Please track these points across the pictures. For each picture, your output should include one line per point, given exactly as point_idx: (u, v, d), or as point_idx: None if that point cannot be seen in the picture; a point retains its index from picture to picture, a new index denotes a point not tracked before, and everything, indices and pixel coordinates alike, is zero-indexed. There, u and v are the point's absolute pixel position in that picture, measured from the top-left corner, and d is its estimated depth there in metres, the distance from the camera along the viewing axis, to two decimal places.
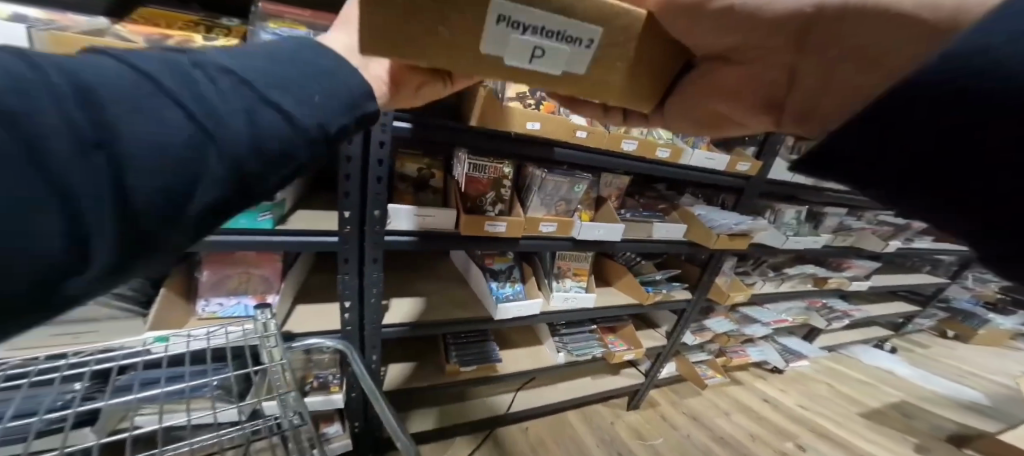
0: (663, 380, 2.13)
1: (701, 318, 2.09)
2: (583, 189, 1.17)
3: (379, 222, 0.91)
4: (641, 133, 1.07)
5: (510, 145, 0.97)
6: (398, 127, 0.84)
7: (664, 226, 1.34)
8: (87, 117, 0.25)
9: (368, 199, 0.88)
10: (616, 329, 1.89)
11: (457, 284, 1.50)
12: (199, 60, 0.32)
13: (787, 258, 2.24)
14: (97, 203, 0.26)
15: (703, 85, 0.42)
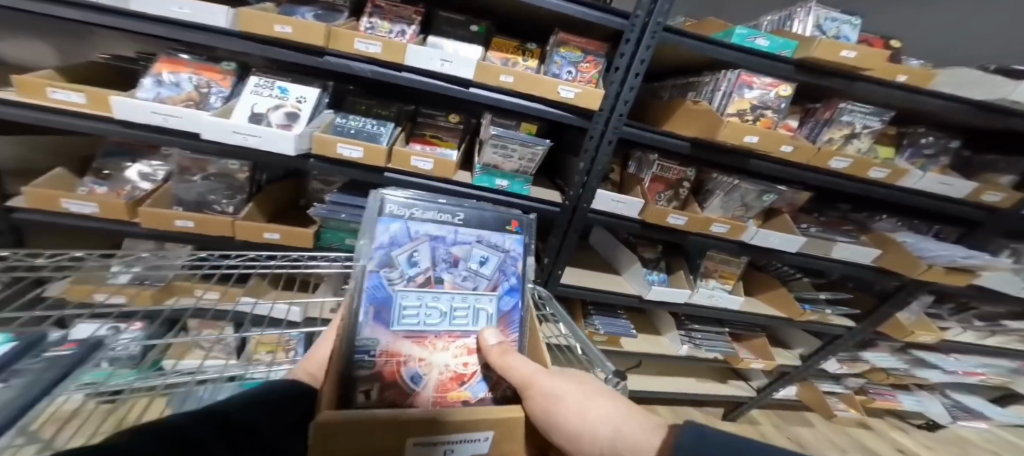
0: (775, 400, 1.95)
1: (856, 350, 1.84)
2: (773, 198, 1.08)
3: (590, 199, 1.03)
4: (859, 151, 0.93)
5: (712, 153, 0.95)
6: (633, 131, 0.95)
7: (849, 248, 1.14)
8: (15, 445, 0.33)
9: (590, 183, 1.01)
10: (743, 338, 1.73)
11: (598, 262, 1.51)
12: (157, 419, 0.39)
13: (1010, 311, 1.80)
14: None
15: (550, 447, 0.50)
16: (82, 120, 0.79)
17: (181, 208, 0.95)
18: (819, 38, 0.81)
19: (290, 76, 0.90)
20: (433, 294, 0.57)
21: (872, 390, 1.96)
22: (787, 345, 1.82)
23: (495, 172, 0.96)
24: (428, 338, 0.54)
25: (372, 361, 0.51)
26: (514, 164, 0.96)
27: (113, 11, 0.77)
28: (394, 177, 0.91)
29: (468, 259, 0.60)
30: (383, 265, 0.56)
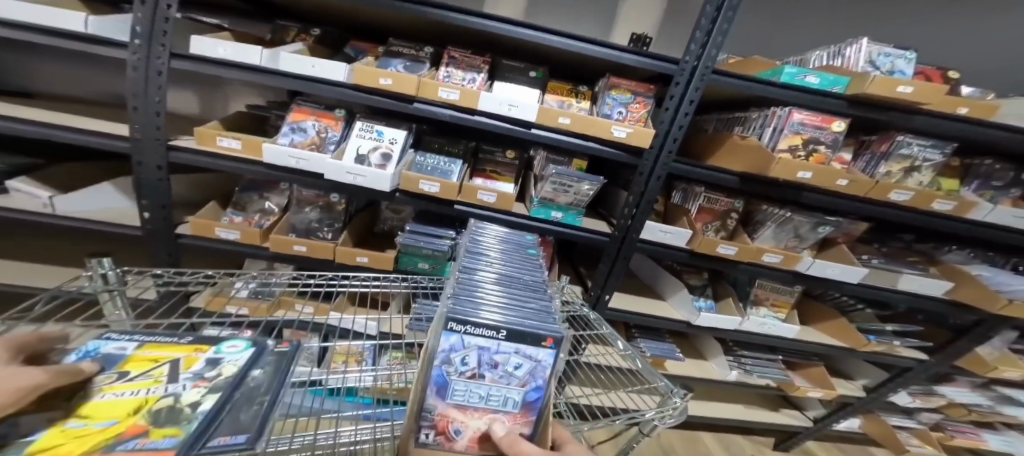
0: (840, 430, 1.80)
1: (929, 383, 1.72)
2: (828, 230, 1.07)
3: (638, 229, 1.09)
4: (920, 183, 0.94)
5: (761, 186, 0.99)
6: (681, 167, 1.04)
7: (917, 279, 1.11)
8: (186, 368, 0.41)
9: (639, 214, 1.08)
10: (798, 367, 1.67)
11: (642, 287, 1.53)
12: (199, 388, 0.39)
13: None
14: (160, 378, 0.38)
15: None
16: (235, 162, 1.09)
17: (295, 234, 1.18)
18: (873, 76, 0.85)
19: (386, 121, 1.11)
20: (473, 386, 0.52)
21: (950, 427, 1.81)
22: (848, 376, 1.74)
23: (550, 206, 1.08)
24: (473, 410, 0.53)
25: (428, 432, 0.53)
26: (568, 197, 1.07)
27: (262, 71, 1.06)
28: (462, 208, 1.09)
29: (513, 365, 0.52)
30: (443, 360, 0.51)
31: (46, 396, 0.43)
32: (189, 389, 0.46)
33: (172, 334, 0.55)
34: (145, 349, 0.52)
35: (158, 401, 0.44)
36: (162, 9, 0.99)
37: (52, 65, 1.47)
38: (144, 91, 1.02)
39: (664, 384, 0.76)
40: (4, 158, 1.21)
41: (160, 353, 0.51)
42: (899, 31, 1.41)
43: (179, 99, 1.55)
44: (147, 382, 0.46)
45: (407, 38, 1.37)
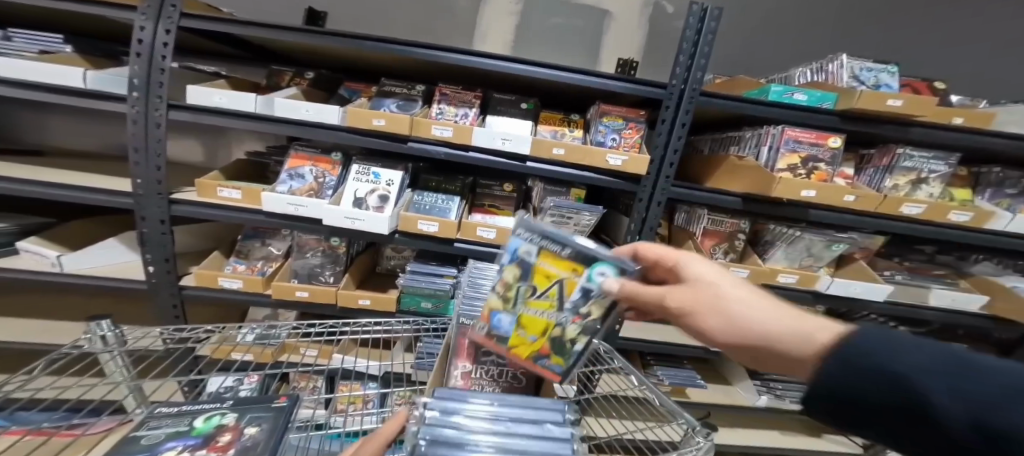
0: None
1: None
2: (843, 248, 1.03)
3: None
4: (930, 196, 0.93)
5: (766, 206, 0.97)
6: (680, 191, 1.02)
7: (947, 293, 1.05)
8: None
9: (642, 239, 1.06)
10: None
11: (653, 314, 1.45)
12: None
13: None
14: None
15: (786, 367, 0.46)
16: (235, 211, 1.10)
17: (297, 280, 1.19)
18: (860, 91, 0.88)
19: (381, 162, 1.14)
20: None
21: None
22: None
23: None
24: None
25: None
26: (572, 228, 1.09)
27: (260, 119, 1.08)
28: (464, 245, 1.11)
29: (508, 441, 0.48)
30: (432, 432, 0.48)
31: (507, 291, 0.58)
32: (569, 323, 0.57)
33: (558, 239, 0.56)
34: (545, 259, 0.56)
35: (554, 328, 0.57)
36: (157, 60, 1.03)
37: (59, 124, 1.52)
38: (145, 144, 1.04)
39: (684, 421, 0.67)
40: (12, 219, 1.23)
41: (552, 268, 0.56)
42: (890, 43, 1.41)
43: (182, 147, 1.58)
44: (546, 306, 0.57)
45: (399, 78, 1.40)
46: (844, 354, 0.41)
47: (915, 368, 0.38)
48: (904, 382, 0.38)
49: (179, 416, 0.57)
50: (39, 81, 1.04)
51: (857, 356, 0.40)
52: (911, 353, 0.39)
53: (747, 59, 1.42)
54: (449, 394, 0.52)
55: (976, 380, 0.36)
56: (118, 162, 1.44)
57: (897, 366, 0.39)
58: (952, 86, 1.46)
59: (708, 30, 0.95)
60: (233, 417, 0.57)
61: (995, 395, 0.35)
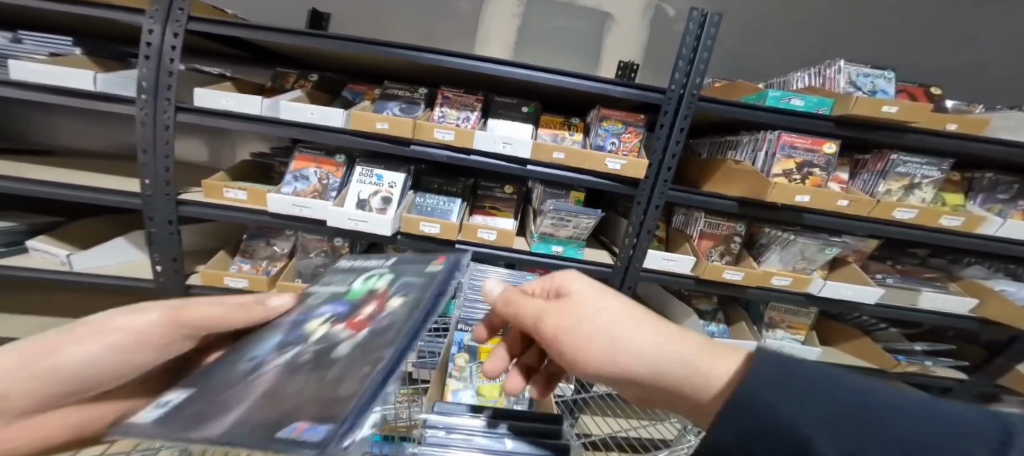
0: None
1: None
2: (836, 251, 1.05)
3: (639, 259, 1.09)
4: (922, 201, 0.95)
5: (762, 210, 0.99)
6: (678, 195, 1.04)
7: (939, 296, 1.07)
8: None
9: (640, 242, 1.08)
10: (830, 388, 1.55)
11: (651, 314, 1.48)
12: None
13: None
14: None
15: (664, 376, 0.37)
16: (239, 211, 1.12)
17: (301, 279, 1.21)
18: (856, 97, 0.90)
19: (384, 164, 1.16)
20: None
21: None
22: None
23: (554, 241, 1.13)
24: None
25: None
26: (571, 230, 1.11)
27: (265, 121, 1.10)
28: (464, 247, 1.13)
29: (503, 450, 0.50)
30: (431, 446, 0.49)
31: (459, 379, 0.66)
32: (517, 379, 0.67)
33: None
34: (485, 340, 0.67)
35: (507, 386, 0.67)
36: (166, 63, 1.05)
37: (67, 125, 1.54)
38: (154, 146, 1.07)
39: (677, 421, 0.70)
40: (22, 219, 1.26)
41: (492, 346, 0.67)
42: (887, 48, 1.42)
43: (187, 147, 1.60)
44: (495, 374, 0.67)
45: (402, 79, 1.42)
46: (761, 406, 0.29)
47: (837, 422, 0.27)
48: (849, 445, 0.26)
49: (349, 272, 0.56)
50: (51, 84, 1.06)
51: (776, 412, 0.28)
52: (854, 408, 0.27)
53: (743, 63, 1.44)
54: (449, 409, 0.54)
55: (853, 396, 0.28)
56: (125, 162, 1.46)
57: (838, 437, 0.26)
58: (949, 91, 1.47)
59: (707, 37, 0.96)
60: (387, 280, 0.48)
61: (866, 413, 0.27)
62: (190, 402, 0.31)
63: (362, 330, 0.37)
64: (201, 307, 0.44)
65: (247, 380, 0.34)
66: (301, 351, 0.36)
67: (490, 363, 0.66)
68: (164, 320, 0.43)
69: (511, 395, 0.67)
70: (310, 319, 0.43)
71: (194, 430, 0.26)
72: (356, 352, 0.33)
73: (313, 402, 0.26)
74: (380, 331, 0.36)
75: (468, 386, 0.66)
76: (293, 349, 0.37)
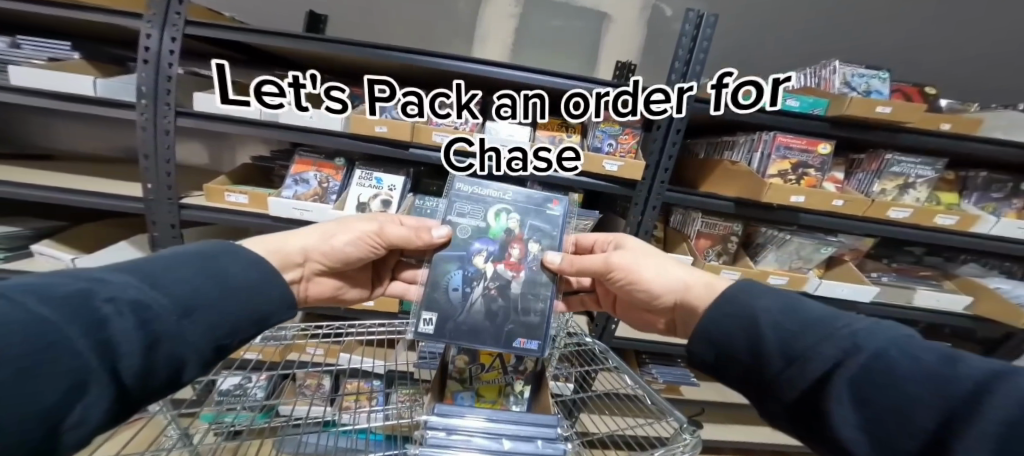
0: None
1: None
2: (833, 250, 1.07)
3: None
4: (916, 200, 0.97)
5: (757, 210, 1.00)
6: (675, 196, 1.05)
7: (935, 294, 1.09)
8: (97, 329, 0.32)
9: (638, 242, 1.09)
10: None
11: None
12: (96, 320, 0.32)
13: None
14: (90, 345, 0.31)
15: (682, 312, 0.58)
16: (241, 214, 1.13)
17: None
18: (850, 97, 0.91)
19: (383, 167, 1.17)
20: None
21: None
22: None
23: None
24: None
25: None
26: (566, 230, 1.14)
27: (264, 125, 1.11)
28: None
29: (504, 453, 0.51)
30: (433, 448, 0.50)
31: (458, 380, 0.67)
32: (515, 380, 0.68)
33: None
34: None
35: (507, 387, 0.67)
36: (165, 67, 1.05)
37: (67, 128, 1.55)
38: (155, 150, 1.07)
39: (673, 419, 0.71)
40: (25, 222, 1.26)
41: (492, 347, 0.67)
42: (885, 47, 1.43)
43: (186, 150, 1.61)
44: (494, 375, 0.68)
45: (400, 82, 1.42)
46: (743, 302, 0.46)
47: (778, 320, 0.42)
48: (776, 342, 0.41)
49: (473, 200, 0.67)
50: (51, 89, 1.07)
51: (747, 307, 0.45)
52: (798, 312, 0.43)
53: (741, 61, 1.45)
54: (450, 411, 0.54)
55: (792, 313, 0.43)
56: (125, 165, 1.47)
57: (775, 317, 0.43)
58: (947, 90, 1.47)
59: (702, 40, 0.97)
60: (517, 220, 0.66)
61: (797, 323, 0.41)
62: (443, 319, 0.60)
63: (520, 274, 0.63)
64: (388, 225, 0.66)
65: (464, 309, 0.60)
66: (486, 286, 0.62)
67: (490, 365, 0.68)
68: (370, 230, 0.66)
69: (511, 397, 0.67)
70: (474, 256, 0.63)
71: (468, 342, 0.59)
72: (523, 290, 0.62)
73: (520, 325, 0.60)
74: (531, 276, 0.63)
75: (468, 387, 0.67)
76: (479, 284, 0.62)
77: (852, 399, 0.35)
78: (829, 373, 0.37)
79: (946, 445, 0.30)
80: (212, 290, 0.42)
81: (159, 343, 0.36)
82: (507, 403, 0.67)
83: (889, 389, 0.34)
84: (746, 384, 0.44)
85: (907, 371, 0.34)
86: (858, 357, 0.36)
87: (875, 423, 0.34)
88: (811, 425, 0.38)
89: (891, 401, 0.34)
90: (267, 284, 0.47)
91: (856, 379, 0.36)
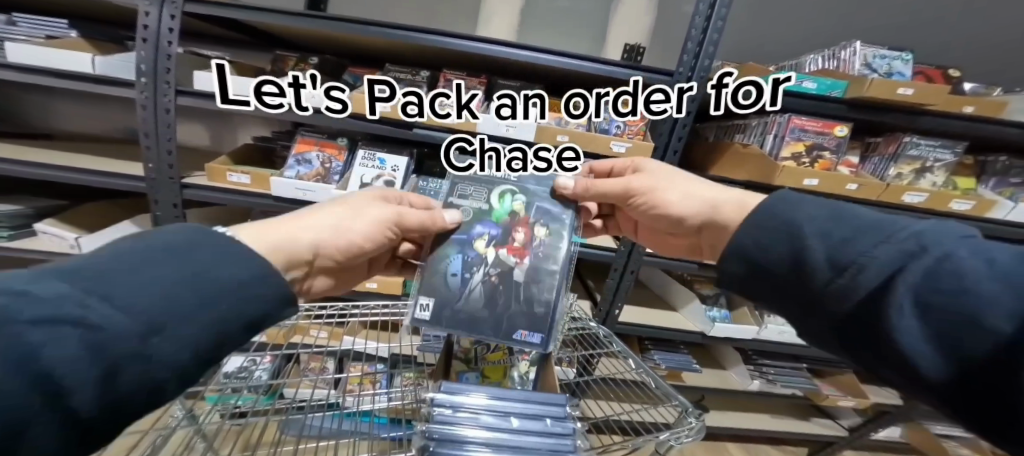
0: (883, 439, 1.70)
1: None
2: None
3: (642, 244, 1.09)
4: (933, 184, 0.95)
5: (768, 194, 0.99)
6: None
7: None
8: (30, 361, 0.24)
9: None
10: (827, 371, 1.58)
11: (654, 299, 1.48)
12: (32, 350, 0.24)
13: None
14: (22, 386, 0.24)
15: (709, 231, 0.59)
16: (243, 195, 1.12)
17: None
18: (871, 79, 0.88)
19: (387, 148, 1.15)
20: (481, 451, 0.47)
21: None
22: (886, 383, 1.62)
23: None
24: None
25: None
26: None
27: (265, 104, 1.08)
28: None
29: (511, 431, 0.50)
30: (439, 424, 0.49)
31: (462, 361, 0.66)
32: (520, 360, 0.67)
33: None
34: None
35: (511, 368, 0.67)
36: (164, 45, 1.03)
37: (66, 108, 1.53)
38: (154, 129, 1.06)
39: (677, 403, 0.71)
40: (27, 202, 1.25)
41: None
42: (903, 28, 1.39)
43: (187, 131, 1.59)
44: (499, 356, 0.67)
45: (403, 62, 1.39)
46: (781, 218, 0.44)
47: (828, 230, 0.40)
48: (827, 251, 0.39)
49: (478, 183, 0.65)
50: (50, 67, 1.05)
51: (790, 221, 0.43)
52: (847, 219, 0.40)
53: (753, 44, 1.41)
54: (456, 388, 0.53)
55: (840, 224, 0.40)
56: (126, 146, 1.46)
57: (823, 228, 0.40)
58: (966, 73, 1.44)
59: (717, 19, 0.93)
60: (521, 201, 0.63)
61: (848, 233, 0.39)
62: (441, 306, 0.58)
63: (523, 260, 0.60)
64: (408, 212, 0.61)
65: (463, 297, 0.58)
66: (486, 272, 0.60)
67: (495, 346, 0.67)
68: (391, 217, 0.60)
69: (516, 377, 0.67)
70: (475, 240, 0.61)
71: (467, 331, 0.57)
72: (526, 279, 0.59)
73: (522, 317, 0.58)
74: (535, 261, 0.60)
75: (473, 368, 0.67)
76: (479, 270, 0.60)
77: (914, 307, 0.32)
78: (885, 281, 0.34)
79: (1021, 351, 0.27)
80: (194, 291, 0.32)
81: (124, 372, 0.28)
82: (511, 384, 0.66)
83: (961, 291, 0.31)
84: (787, 300, 0.42)
85: (980, 272, 0.31)
86: (922, 262, 0.33)
87: (937, 333, 0.31)
88: (860, 337, 0.36)
89: (959, 308, 0.31)
90: (270, 276, 0.37)
91: (918, 286, 0.33)
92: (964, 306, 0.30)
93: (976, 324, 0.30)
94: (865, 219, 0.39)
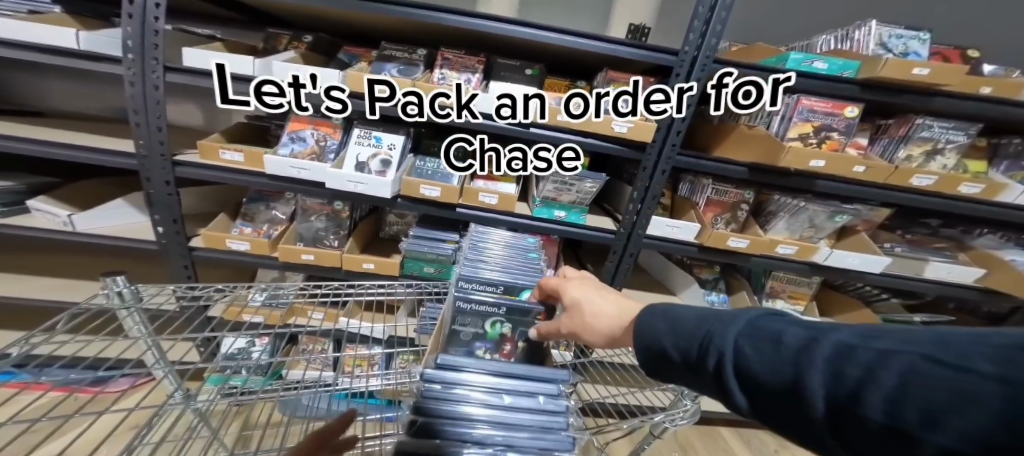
0: None
1: None
2: (846, 218, 1.05)
3: (643, 225, 1.08)
4: (943, 167, 0.93)
5: (773, 176, 0.97)
6: (686, 160, 1.01)
7: (945, 266, 1.07)
8: None
9: (646, 208, 1.06)
10: None
11: (653, 283, 1.48)
12: None
13: None
14: None
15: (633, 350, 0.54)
16: (238, 174, 1.10)
17: (303, 243, 1.21)
18: (885, 59, 0.85)
19: (383, 127, 1.12)
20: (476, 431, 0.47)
21: None
22: None
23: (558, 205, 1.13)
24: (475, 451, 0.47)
25: None
26: (572, 193, 1.12)
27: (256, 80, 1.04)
28: (465, 211, 1.12)
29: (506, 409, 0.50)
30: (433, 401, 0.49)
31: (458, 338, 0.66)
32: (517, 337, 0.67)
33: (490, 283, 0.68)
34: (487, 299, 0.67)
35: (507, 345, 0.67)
36: (150, 21, 0.97)
37: (57, 86, 1.51)
38: (144, 106, 1.02)
39: (672, 386, 0.70)
40: (21, 179, 1.24)
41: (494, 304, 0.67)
42: (919, 8, 1.34)
43: (180, 110, 1.56)
44: None
45: (400, 40, 1.36)
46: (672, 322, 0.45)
47: (709, 325, 0.41)
48: (719, 348, 0.39)
49: (473, 313, 0.62)
50: (37, 42, 1.02)
51: (646, 338, 0.46)
52: (720, 316, 0.42)
53: (759, 24, 1.38)
54: (450, 363, 0.53)
55: (720, 319, 0.41)
56: (118, 125, 1.43)
57: (710, 326, 0.41)
58: (984, 55, 1.39)
59: None
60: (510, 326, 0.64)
61: (730, 328, 0.40)
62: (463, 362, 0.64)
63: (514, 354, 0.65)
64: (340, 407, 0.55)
65: None
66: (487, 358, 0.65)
67: None
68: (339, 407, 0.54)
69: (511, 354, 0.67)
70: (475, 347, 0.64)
71: None
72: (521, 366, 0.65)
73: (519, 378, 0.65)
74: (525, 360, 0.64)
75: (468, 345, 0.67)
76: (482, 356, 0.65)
77: (824, 393, 0.32)
78: (787, 372, 0.34)
79: (930, 424, 0.27)
80: None
81: None
82: None
83: (761, 386, 0.36)
84: (708, 392, 0.41)
85: (760, 364, 0.36)
86: (813, 349, 0.34)
87: (859, 417, 0.30)
88: (793, 425, 0.35)
89: (868, 389, 0.30)
90: None
91: (819, 374, 0.33)
92: (861, 377, 0.31)
93: (878, 397, 0.30)
94: (740, 313, 0.41)
